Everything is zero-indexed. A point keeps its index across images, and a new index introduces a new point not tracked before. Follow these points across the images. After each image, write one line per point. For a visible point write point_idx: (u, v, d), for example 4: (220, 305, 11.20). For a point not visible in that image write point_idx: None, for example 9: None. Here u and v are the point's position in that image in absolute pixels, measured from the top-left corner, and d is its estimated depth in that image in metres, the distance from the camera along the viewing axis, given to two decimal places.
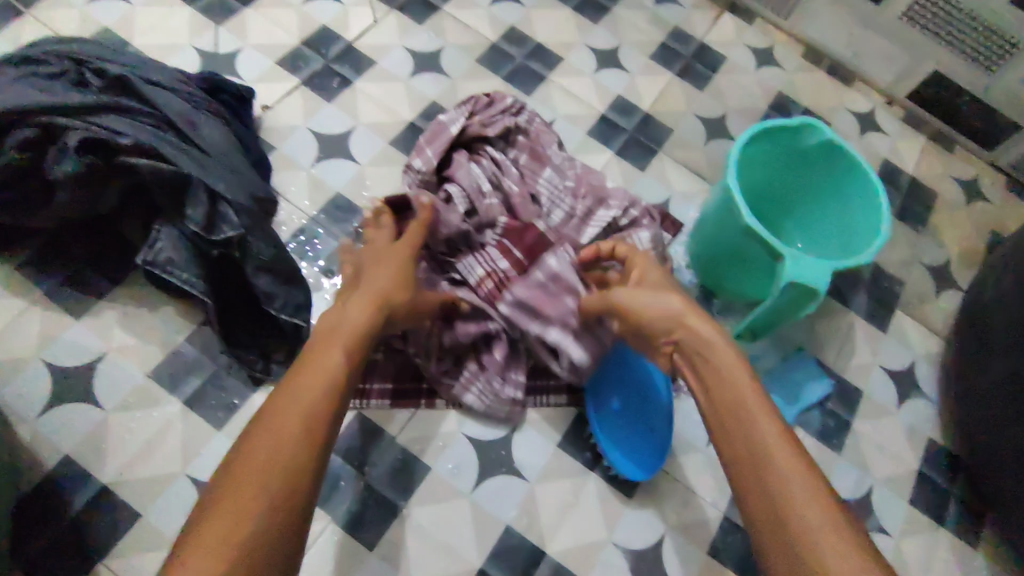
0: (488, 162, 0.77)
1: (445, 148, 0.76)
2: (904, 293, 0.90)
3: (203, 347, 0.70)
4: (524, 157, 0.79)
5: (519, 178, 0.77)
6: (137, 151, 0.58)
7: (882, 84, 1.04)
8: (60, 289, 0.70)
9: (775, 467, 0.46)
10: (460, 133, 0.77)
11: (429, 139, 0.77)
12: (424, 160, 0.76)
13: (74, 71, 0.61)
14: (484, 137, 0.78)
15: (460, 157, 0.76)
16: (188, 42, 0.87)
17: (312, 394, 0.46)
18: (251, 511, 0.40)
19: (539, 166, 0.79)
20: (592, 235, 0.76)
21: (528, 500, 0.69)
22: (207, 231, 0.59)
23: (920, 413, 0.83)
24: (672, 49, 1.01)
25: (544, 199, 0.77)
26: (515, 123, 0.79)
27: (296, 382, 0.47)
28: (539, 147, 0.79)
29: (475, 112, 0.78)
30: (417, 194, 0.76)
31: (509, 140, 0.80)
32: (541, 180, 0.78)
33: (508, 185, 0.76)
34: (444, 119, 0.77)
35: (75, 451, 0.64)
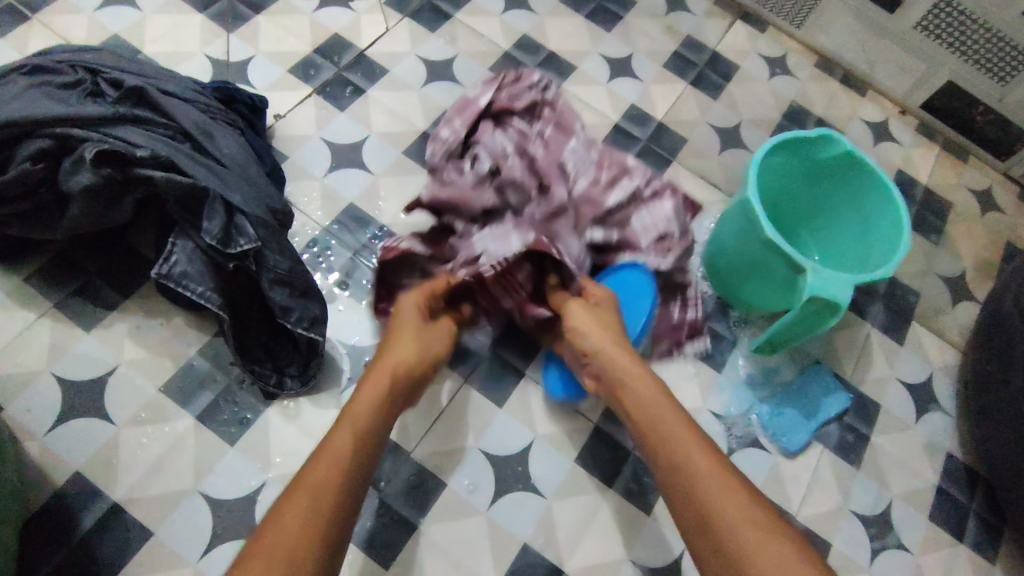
0: (512, 133, 0.77)
1: (472, 119, 0.77)
2: (921, 306, 0.89)
3: (215, 361, 0.68)
4: (549, 130, 0.78)
5: (544, 147, 0.76)
6: (153, 163, 0.56)
7: (896, 93, 1.03)
8: (70, 301, 0.69)
9: (709, 494, 0.48)
10: (487, 105, 0.78)
11: (458, 111, 0.79)
12: (452, 131, 0.77)
13: (89, 81, 0.60)
14: (510, 111, 0.78)
15: (487, 125, 0.77)
16: (200, 49, 0.86)
17: (297, 517, 0.43)
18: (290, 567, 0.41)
19: (565, 137, 0.78)
20: (618, 200, 0.74)
21: (546, 517, 0.68)
22: (224, 244, 0.57)
23: (938, 427, 0.82)
24: (684, 58, 1.00)
25: (570, 167, 0.75)
26: (543, 98, 0.80)
27: (290, 497, 0.45)
28: (565, 121, 0.79)
29: (502, 86, 0.80)
30: (441, 163, 0.76)
31: (535, 114, 0.80)
32: (567, 150, 0.76)
33: (532, 153, 0.74)
34: (472, 93, 0.79)
35: (86, 468, 0.63)
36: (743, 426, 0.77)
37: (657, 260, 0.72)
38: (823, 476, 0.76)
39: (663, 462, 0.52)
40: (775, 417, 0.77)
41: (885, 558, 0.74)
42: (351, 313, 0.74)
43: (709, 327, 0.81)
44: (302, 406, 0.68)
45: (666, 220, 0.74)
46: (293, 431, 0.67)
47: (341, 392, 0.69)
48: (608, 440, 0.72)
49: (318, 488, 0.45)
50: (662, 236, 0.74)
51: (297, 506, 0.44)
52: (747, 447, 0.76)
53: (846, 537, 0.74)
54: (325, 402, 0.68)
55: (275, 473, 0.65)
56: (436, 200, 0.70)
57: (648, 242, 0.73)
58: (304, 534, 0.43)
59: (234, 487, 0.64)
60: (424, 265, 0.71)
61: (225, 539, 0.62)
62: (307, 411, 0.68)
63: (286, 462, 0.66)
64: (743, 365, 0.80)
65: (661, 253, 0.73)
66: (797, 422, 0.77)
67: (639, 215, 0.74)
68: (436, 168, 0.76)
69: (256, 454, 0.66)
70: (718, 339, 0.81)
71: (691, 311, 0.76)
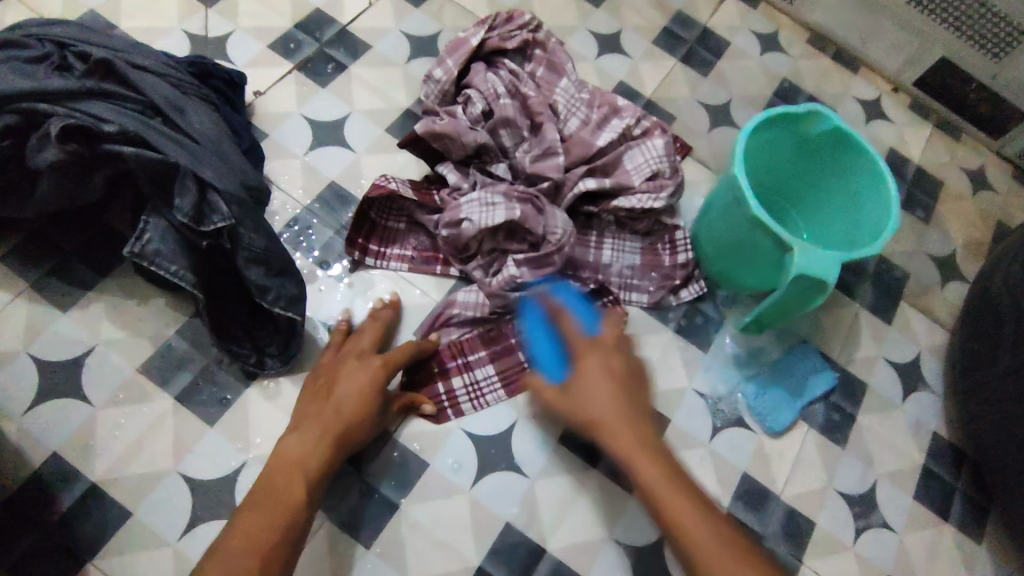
0: (505, 73, 0.80)
1: (464, 59, 0.80)
2: (910, 284, 0.88)
3: (194, 341, 0.68)
4: (541, 70, 0.82)
5: (536, 88, 0.80)
6: (122, 137, 0.55)
7: (888, 70, 1.02)
8: (46, 282, 0.68)
9: (621, 449, 0.53)
10: (479, 46, 0.81)
11: (450, 51, 0.81)
12: (445, 70, 0.80)
13: (56, 55, 0.58)
14: (502, 51, 0.82)
15: (478, 68, 0.80)
16: (178, 25, 0.84)
17: (234, 557, 0.50)
18: None
19: (556, 77, 0.82)
20: (607, 139, 0.78)
21: (529, 496, 0.68)
22: (197, 222, 0.56)
23: (925, 406, 0.82)
24: (674, 34, 0.98)
25: (561, 108, 0.80)
26: (534, 38, 0.83)
27: (222, 543, 0.51)
28: (556, 61, 0.83)
29: (494, 27, 0.82)
30: (435, 104, 0.80)
31: (526, 55, 0.83)
32: (558, 92, 0.81)
33: (525, 92, 0.79)
34: (464, 33, 0.81)
35: (63, 448, 0.63)
36: (729, 405, 0.76)
37: (648, 199, 0.76)
38: (808, 455, 0.76)
39: (670, 524, 0.50)
40: (761, 396, 0.76)
41: (869, 538, 0.74)
42: (332, 293, 0.73)
43: (697, 308, 0.80)
44: (282, 386, 0.67)
45: (657, 157, 0.77)
46: (272, 410, 0.67)
47: None
48: None
49: (252, 524, 0.52)
50: (652, 175, 0.77)
51: (228, 546, 0.51)
52: (733, 427, 0.75)
53: (831, 516, 0.74)
54: (305, 383, 0.68)
55: (254, 454, 0.65)
56: (430, 133, 0.74)
57: (639, 181, 0.76)
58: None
59: (213, 468, 0.64)
60: (411, 210, 0.75)
61: (204, 519, 0.62)
62: (287, 390, 0.67)
63: (265, 443, 0.65)
64: (730, 345, 0.79)
65: (652, 190, 0.76)
66: (783, 401, 0.76)
67: (631, 153, 0.78)
68: (431, 108, 0.80)
69: (235, 434, 0.65)
70: (705, 318, 0.80)
71: (681, 254, 0.79)
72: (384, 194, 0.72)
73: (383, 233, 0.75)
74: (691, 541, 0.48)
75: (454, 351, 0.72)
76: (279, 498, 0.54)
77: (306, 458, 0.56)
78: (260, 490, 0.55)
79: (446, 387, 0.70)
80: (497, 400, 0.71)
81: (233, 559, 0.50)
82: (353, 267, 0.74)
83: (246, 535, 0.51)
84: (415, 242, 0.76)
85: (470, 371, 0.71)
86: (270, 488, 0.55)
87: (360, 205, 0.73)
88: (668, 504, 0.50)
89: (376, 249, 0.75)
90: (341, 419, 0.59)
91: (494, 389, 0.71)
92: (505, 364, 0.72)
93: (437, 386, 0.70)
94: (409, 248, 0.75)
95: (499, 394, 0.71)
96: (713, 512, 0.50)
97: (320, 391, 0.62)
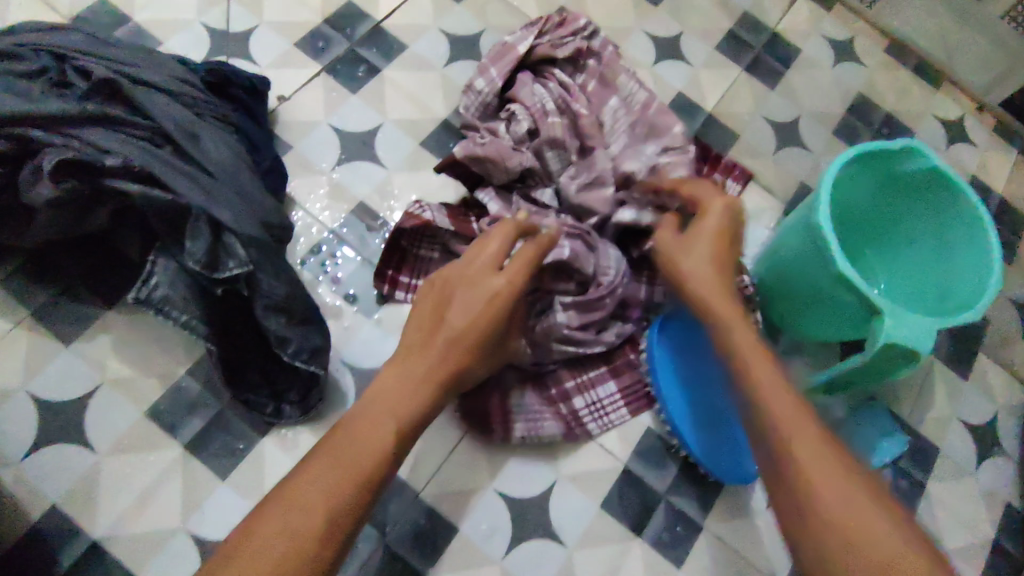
0: (554, 85, 0.72)
1: (509, 68, 0.72)
2: (989, 333, 0.80)
3: (207, 383, 0.62)
4: (592, 84, 0.74)
5: (587, 104, 0.72)
6: (126, 173, 0.48)
7: (974, 87, 0.91)
8: (48, 311, 0.62)
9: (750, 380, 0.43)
10: (527, 54, 0.72)
11: (493, 59, 0.72)
12: (487, 80, 0.71)
13: (54, 69, 0.51)
14: (552, 60, 0.73)
15: (523, 78, 0.71)
16: (195, 18, 0.76)
17: (304, 511, 0.39)
18: (275, 567, 0.37)
19: (608, 93, 0.74)
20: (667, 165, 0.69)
21: (566, 567, 0.62)
22: (211, 268, 0.50)
23: (1000, 473, 0.74)
24: (740, 39, 0.88)
25: (609, 127, 0.71)
26: (586, 47, 0.75)
27: (292, 484, 0.40)
28: (609, 74, 0.75)
29: (544, 31, 0.74)
30: (476, 118, 0.72)
31: (577, 65, 0.75)
32: (610, 110, 0.72)
33: (575, 108, 0.70)
34: (510, 39, 0.73)
35: (63, 500, 0.57)
36: None
37: None
38: None
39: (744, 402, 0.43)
40: None
41: None
42: (357, 331, 0.66)
43: None
44: (301, 436, 0.61)
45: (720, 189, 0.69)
46: (291, 463, 0.61)
47: None
48: (637, 481, 0.65)
49: (336, 469, 0.40)
50: None
51: (293, 497, 0.39)
52: None
53: None
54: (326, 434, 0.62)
55: None
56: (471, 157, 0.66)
57: None
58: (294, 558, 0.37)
59: (225, 527, 0.58)
60: (447, 238, 0.66)
61: None
62: (306, 442, 0.61)
63: None
64: None
65: None
66: None
67: None
68: (472, 122, 0.72)
69: (249, 490, 0.60)
70: None
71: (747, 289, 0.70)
72: (417, 225, 0.64)
73: (414, 264, 0.67)
74: (821, 501, 0.37)
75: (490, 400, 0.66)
76: (361, 441, 0.42)
77: (410, 402, 0.44)
78: (348, 422, 0.43)
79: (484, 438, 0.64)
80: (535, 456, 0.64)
81: (291, 519, 0.38)
82: (382, 301, 0.68)
83: (298, 492, 0.39)
84: None
85: (512, 422, 0.64)
86: (355, 423, 0.43)
87: (390, 236, 0.65)
88: (815, 476, 0.38)
89: (407, 281, 0.67)
90: (458, 355, 0.47)
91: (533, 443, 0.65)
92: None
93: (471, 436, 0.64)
94: None
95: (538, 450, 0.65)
96: (834, 451, 0.39)
97: (436, 306, 0.48)
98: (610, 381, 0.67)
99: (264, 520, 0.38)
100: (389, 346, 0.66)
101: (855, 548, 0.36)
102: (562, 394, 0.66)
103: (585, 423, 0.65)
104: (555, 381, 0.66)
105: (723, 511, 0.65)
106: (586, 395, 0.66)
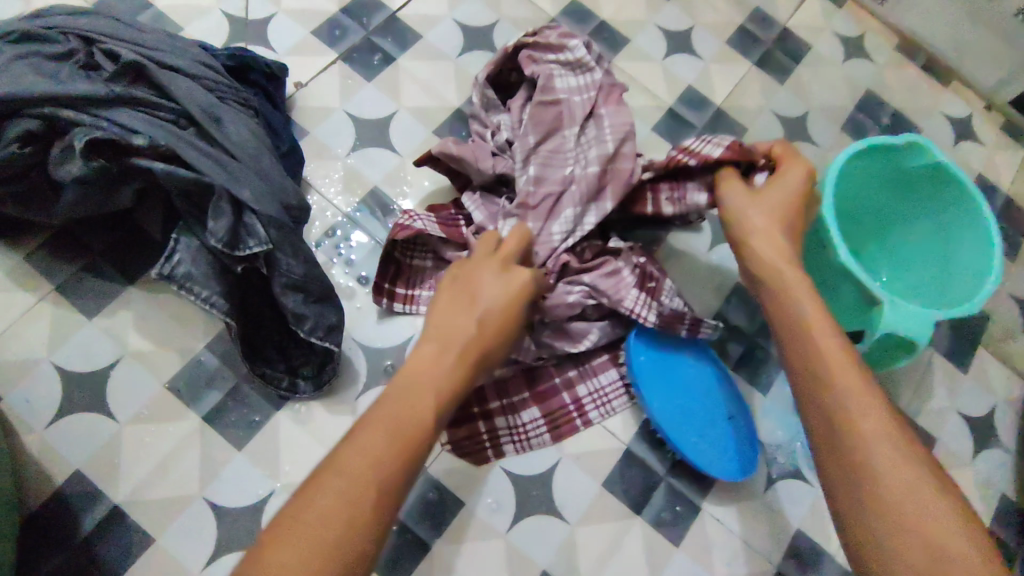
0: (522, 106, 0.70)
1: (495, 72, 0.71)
2: (989, 328, 0.81)
3: (224, 358, 0.64)
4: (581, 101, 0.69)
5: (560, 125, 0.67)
6: (152, 151, 0.51)
7: (983, 86, 0.92)
8: (73, 285, 0.64)
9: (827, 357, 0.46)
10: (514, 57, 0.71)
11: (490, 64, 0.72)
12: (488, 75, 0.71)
13: (83, 53, 0.54)
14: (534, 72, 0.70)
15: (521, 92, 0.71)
16: (216, 5, 0.78)
17: (361, 471, 0.40)
18: (328, 530, 0.37)
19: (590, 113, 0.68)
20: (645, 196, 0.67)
21: (568, 543, 0.64)
22: (231, 247, 0.52)
23: (997, 466, 0.75)
24: (750, 34, 0.90)
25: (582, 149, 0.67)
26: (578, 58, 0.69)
27: (340, 454, 0.41)
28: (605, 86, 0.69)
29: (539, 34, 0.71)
30: (484, 113, 0.72)
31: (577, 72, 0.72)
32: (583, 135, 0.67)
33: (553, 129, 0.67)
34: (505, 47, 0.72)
35: (86, 466, 0.60)
36: (787, 456, 0.69)
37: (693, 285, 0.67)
38: None
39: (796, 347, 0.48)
40: None
41: None
42: (370, 311, 0.68)
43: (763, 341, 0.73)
44: (314, 410, 0.64)
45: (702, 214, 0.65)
46: (304, 436, 0.63)
47: (355, 397, 0.65)
48: (639, 463, 0.67)
49: (387, 434, 0.42)
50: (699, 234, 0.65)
51: (348, 466, 0.40)
52: (790, 481, 0.68)
53: None
54: (337, 408, 0.64)
55: (282, 483, 0.61)
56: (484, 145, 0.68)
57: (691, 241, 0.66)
58: (343, 523, 0.38)
59: (239, 496, 0.61)
60: (438, 246, 0.67)
61: (228, 550, 0.59)
62: (319, 416, 0.64)
63: (293, 472, 0.62)
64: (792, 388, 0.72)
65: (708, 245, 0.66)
66: None
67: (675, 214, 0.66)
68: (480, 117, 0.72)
69: (264, 461, 0.62)
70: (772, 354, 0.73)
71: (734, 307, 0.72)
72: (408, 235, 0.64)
73: (409, 273, 0.68)
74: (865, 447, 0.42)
75: (496, 390, 0.67)
76: (407, 404, 0.44)
77: (444, 370, 0.46)
78: (389, 393, 0.44)
79: (489, 425, 0.66)
80: (542, 443, 0.66)
81: (337, 489, 0.39)
82: (383, 316, 0.68)
83: (353, 458, 0.40)
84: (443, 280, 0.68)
85: (516, 413, 0.67)
86: (399, 390, 0.45)
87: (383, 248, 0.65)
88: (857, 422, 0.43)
89: (403, 292, 0.68)
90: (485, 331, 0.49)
91: (538, 431, 0.66)
92: (550, 405, 0.67)
93: (478, 423, 0.65)
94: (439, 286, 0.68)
95: (543, 438, 0.66)
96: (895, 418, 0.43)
97: (455, 294, 0.51)
98: (612, 369, 0.69)
99: (317, 490, 0.39)
100: (399, 326, 0.68)
101: (887, 500, 0.40)
102: (565, 384, 0.68)
103: (587, 411, 0.67)
104: (557, 371, 0.68)
105: (721, 494, 0.67)
106: (589, 384, 0.68)
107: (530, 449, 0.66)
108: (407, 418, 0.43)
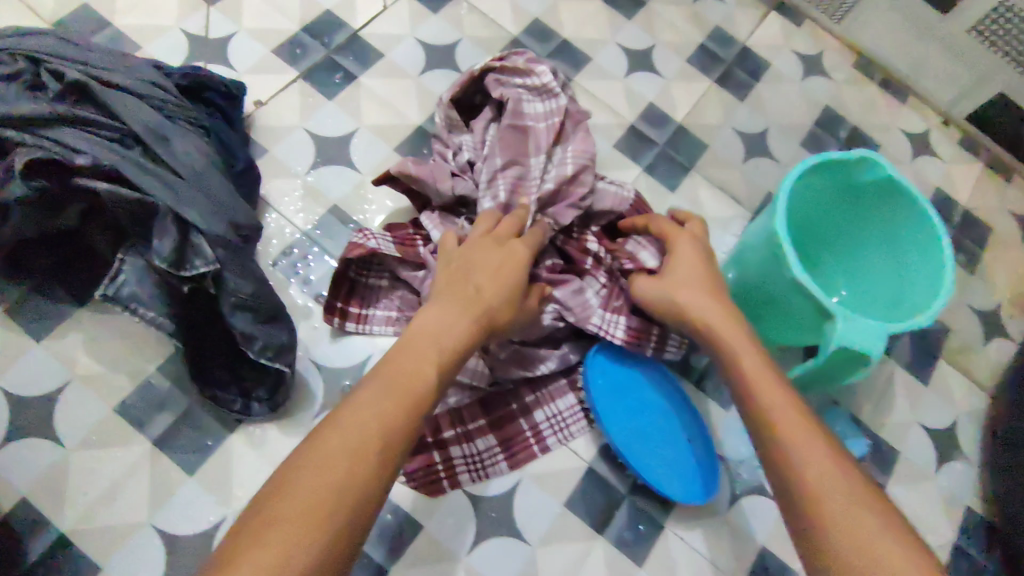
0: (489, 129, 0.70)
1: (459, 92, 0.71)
2: (949, 340, 0.82)
3: (176, 381, 0.63)
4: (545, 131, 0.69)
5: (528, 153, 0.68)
6: (96, 172, 0.51)
7: (939, 102, 0.94)
8: (21, 308, 0.63)
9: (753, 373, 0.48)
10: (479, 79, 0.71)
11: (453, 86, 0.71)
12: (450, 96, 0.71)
13: (29, 72, 0.53)
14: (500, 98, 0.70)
15: (486, 114, 0.71)
16: (176, 24, 0.78)
17: (365, 419, 0.40)
18: (330, 476, 0.37)
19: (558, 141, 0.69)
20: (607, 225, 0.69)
21: (529, 564, 0.63)
22: (177, 266, 0.52)
23: (960, 477, 0.76)
24: (711, 52, 0.91)
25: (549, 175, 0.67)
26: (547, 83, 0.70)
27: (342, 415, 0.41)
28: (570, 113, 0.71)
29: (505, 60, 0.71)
30: (445, 132, 0.71)
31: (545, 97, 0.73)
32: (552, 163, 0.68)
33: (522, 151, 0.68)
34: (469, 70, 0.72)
35: (29, 494, 0.58)
36: (750, 469, 0.69)
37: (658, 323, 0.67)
38: None
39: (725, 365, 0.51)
40: None
41: None
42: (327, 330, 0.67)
43: None
44: (268, 433, 0.62)
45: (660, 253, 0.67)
46: (257, 459, 0.62)
47: (311, 418, 0.64)
48: (602, 481, 0.67)
49: (389, 388, 0.42)
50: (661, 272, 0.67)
51: (349, 431, 0.39)
52: (754, 496, 0.68)
53: None
54: (292, 430, 0.63)
55: (234, 508, 0.60)
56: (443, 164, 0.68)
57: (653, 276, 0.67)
58: (347, 472, 0.38)
59: (188, 522, 0.59)
60: (393, 266, 0.66)
61: None
62: (273, 439, 0.62)
63: (246, 496, 0.60)
64: None
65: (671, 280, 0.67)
66: None
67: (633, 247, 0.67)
68: (441, 136, 0.71)
69: (215, 485, 0.60)
70: None
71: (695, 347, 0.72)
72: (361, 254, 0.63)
73: (363, 291, 0.67)
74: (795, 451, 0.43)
75: (451, 419, 0.66)
76: (414, 364, 0.45)
77: (450, 329, 0.48)
78: (397, 355, 0.45)
79: (444, 455, 0.64)
80: (497, 471, 0.65)
81: (340, 441, 0.39)
82: (337, 335, 0.67)
83: (356, 416, 0.40)
84: (399, 300, 0.67)
85: (471, 440, 0.65)
86: (402, 354, 0.45)
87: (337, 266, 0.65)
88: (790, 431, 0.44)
89: (357, 311, 0.67)
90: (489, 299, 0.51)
91: (494, 459, 0.65)
92: (506, 432, 0.66)
93: (433, 453, 0.64)
94: (394, 305, 0.67)
95: (500, 466, 0.65)
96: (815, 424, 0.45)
97: (453, 273, 0.53)
98: (570, 395, 0.68)
99: (319, 447, 0.38)
100: (358, 345, 0.67)
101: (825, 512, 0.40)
102: (522, 410, 0.67)
103: (544, 437, 0.67)
104: (514, 397, 0.67)
105: (684, 511, 0.67)
106: (547, 409, 0.67)
107: (487, 476, 0.65)
108: (415, 379, 0.44)
